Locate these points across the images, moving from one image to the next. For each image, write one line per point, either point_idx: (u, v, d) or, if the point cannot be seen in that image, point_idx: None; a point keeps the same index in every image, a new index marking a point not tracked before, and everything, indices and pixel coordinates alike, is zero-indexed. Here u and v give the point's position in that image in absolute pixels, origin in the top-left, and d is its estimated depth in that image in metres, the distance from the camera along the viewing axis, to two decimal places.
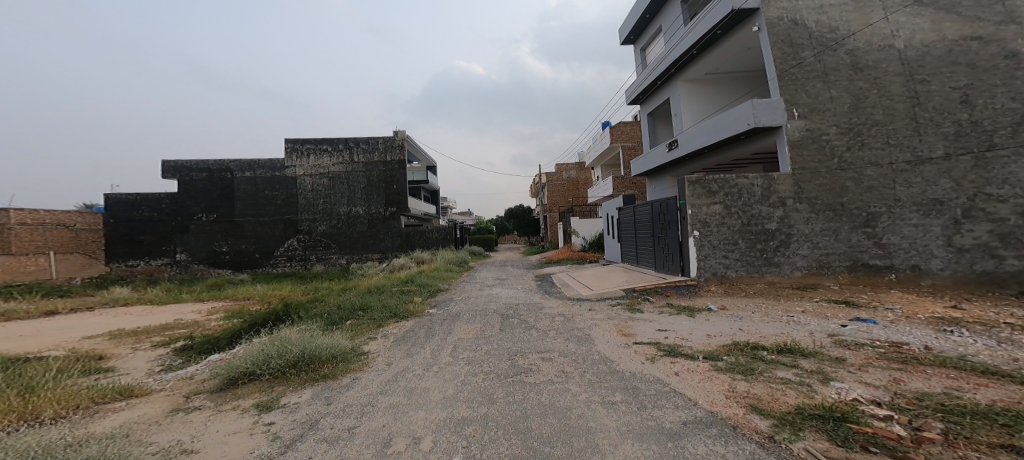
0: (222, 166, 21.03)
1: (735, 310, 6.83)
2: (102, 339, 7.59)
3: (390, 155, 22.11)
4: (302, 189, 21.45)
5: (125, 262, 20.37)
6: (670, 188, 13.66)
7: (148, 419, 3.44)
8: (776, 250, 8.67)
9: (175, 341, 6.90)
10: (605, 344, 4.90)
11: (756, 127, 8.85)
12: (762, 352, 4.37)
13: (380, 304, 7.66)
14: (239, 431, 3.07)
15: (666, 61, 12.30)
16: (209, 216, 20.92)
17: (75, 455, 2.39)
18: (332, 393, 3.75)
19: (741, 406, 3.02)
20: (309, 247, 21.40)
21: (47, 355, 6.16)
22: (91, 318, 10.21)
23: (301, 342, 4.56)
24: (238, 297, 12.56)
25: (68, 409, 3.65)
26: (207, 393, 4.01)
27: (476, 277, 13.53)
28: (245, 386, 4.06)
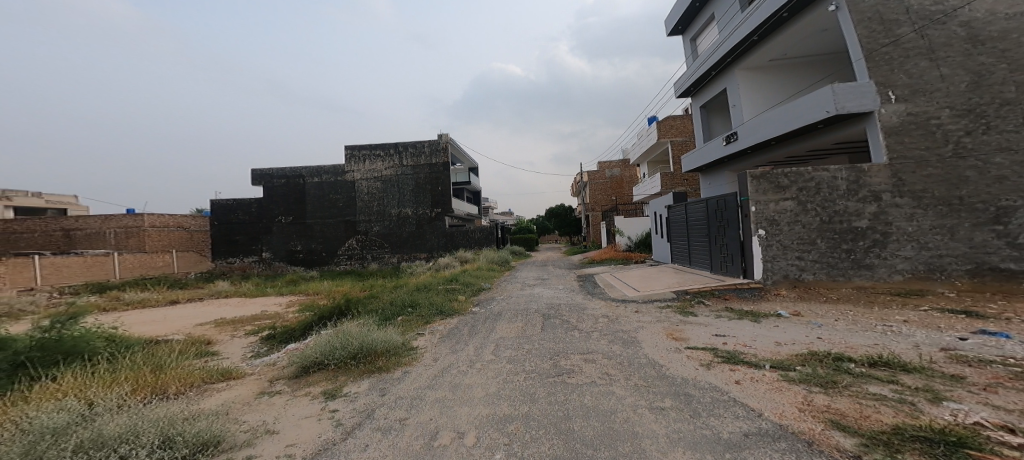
0: (293, 173, 23.05)
1: (811, 316, 6.20)
2: (211, 325, 8.72)
3: (436, 158, 22.95)
4: (359, 192, 22.90)
5: (226, 259, 22.99)
6: (729, 184, 12.78)
7: (241, 400, 3.88)
8: (867, 250, 7.76)
9: (262, 331, 7.71)
10: (654, 348, 4.70)
11: (838, 114, 7.98)
12: (847, 363, 3.94)
13: (428, 301, 7.98)
14: (310, 415, 3.35)
15: (722, 50, 11.50)
16: (286, 218, 23.02)
17: (190, 427, 2.77)
18: (386, 385, 3.96)
19: (819, 421, 2.75)
20: (367, 246, 22.76)
21: (168, 338, 7.18)
22: (196, 308, 11.71)
23: (360, 336, 4.89)
24: (311, 292, 13.70)
25: (185, 386, 4.24)
26: (285, 379, 4.42)
27: (521, 277, 13.56)
28: (316, 374, 4.44)
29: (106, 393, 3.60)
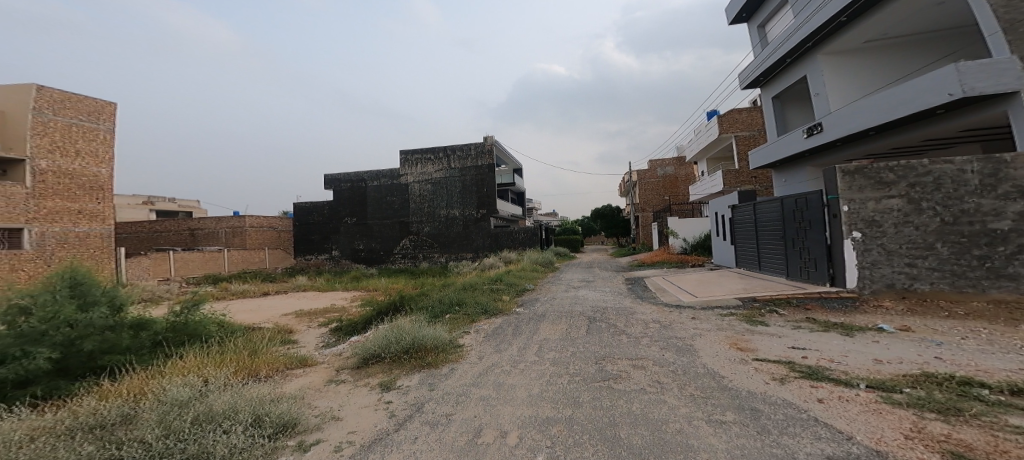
0: (354, 178, 24.84)
1: (927, 333, 5.35)
2: (292, 316, 9.70)
3: (481, 160, 23.11)
4: (412, 194, 23.94)
5: (305, 256, 25.24)
6: (813, 181, 11.51)
7: (313, 386, 4.25)
8: (1009, 258, 6.41)
9: (333, 322, 8.41)
10: (712, 357, 4.38)
11: (965, 96, 6.84)
12: (977, 389, 3.36)
13: (473, 300, 8.14)
14: (367, 405, 3.57)
15: (802, 34, 10.32)
16: (352, 219, 24.81)
17: (275, 408, 3.10)
18: (434, 380, 4.12)
19: (932, 452, 2.38)
20: (418, 246, 23.72)
21: (261, 326, 8.14)
22: (278, 300, 13.05)
23: (411, 331, 5.12)
24: (374, 288, 14.61)
25: (272, 371, 4.74)
26: (349, 369, 4.76)
27: (569, 278, 13.30)
28: (376, 365, 4.72)
29: (216, 371, 4.16)
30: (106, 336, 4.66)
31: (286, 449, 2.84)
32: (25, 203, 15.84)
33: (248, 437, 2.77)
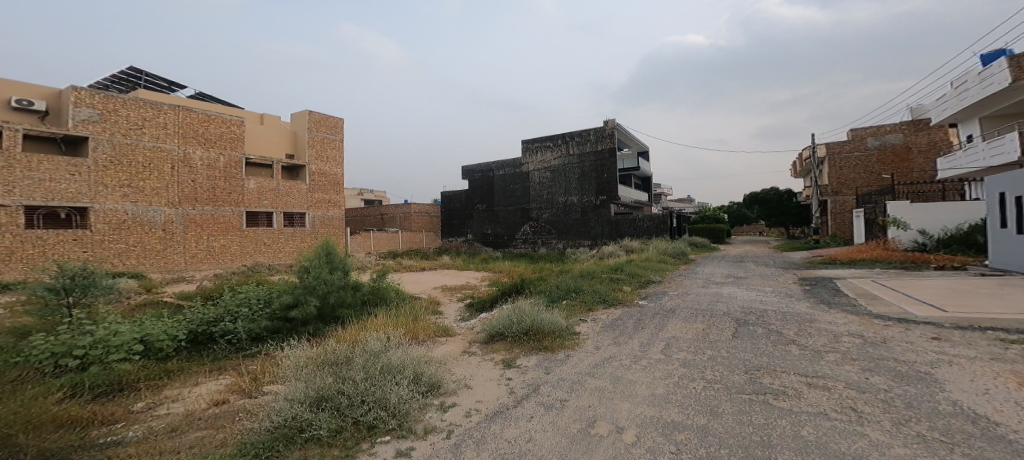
0: (481, 168, 26.74)
1: None
2: (439, 289, 11.14)
3: (601, 144, 21.81)
4: (532, 182, 24.50)
5: (448, 238, 28.39)
6: None
7: (452, 354, 4.76)
8: None
9: (467, 298, 9.32)
10: (975, 395, 3.24)
11: None
12: None
13: (591, 289, 7.96)
14: (491, 379, 3.85)
15: None
16: (482, 206, 26.71)
17: (427, 369, 3.61)
18: (551, 365, 4.20)
19: None
20: (538, 232, 24.14)
21: (418, 296, 9.58)
22: (429, 274, 15.05)
23: (531, 314, 5.32)
24: (500, 269, 15.62)
25: (422, 335, 5.49)
26: (478, 342, 5.20)
27: (706, 272, 12.02)
28: (511, 342, 4.99)
29: (390, 331, 5.01)
30: (341, 294, 6.33)
31: (433, 406, 3.26)
32: (305, 192, 21.23)
33: (410, 391, 3.27)
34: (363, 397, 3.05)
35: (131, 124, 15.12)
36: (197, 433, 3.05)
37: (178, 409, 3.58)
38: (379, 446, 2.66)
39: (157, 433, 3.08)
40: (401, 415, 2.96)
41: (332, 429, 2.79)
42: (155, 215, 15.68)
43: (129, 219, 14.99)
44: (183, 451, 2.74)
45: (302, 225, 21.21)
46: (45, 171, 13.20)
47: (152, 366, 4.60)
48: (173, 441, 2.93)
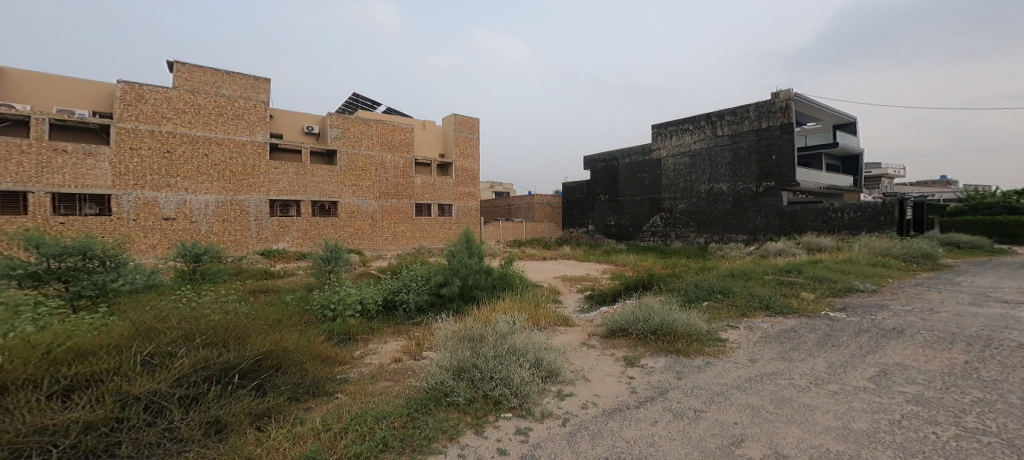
0: (605, 156, 25.73)
1: None
2: (560, 278, 11.25)
3: (766, 121, 18.09)
4: (665, 169, 22.25)
5: (569, 229, 28.51)
6: None
7: (571, 344, 4.77)
8: None
9: (588, 289, 9.21)
10: None
11: None
12: None
13: (745, 291, 6.87)
14: (612, 374, 3.75)
15: None
16: (605, 196, 25.76)
17: (548, 355, 3.69)
18: (684, 369, 3.83)
19: None
20: (671, 224, 21.91)
21: (540, 284, 9.91)
22: (551, 264, 15.29)
23: (661, 312, 4.93)
24: (624, 262, 14.84)
25: (541, 322, 5.62)
26: (599, 335, 5.08)
27: (961, 285, 8.82)
28: (647, 341, 4.67)
29: (516, 314, 5.28)
30: (477, 276, 6.98)
31: (551, 392, 3.36)
32: (452, 186, 23.29)
33: (531, 375, 3.39)
34: (492, 373, 3.31)
35: (356, 138, 19.95)
36: (385, 383, 3.77)
37: (374, 361, 4.49)
38: (502, 421, 2.89)
39: (364, 377, 3.93)
40: (522, 395, 3.13)
41: (468, 397, 3.12)
42: (366, 206, 20.16)
43: (354, 210, 19.78)
44: (376, 395, 3.43)
45: (450, 214, 23.45)
46: (320, 177, 18.83)
47: (362, 322, 5.80)
48: (370, 386, 3.67)
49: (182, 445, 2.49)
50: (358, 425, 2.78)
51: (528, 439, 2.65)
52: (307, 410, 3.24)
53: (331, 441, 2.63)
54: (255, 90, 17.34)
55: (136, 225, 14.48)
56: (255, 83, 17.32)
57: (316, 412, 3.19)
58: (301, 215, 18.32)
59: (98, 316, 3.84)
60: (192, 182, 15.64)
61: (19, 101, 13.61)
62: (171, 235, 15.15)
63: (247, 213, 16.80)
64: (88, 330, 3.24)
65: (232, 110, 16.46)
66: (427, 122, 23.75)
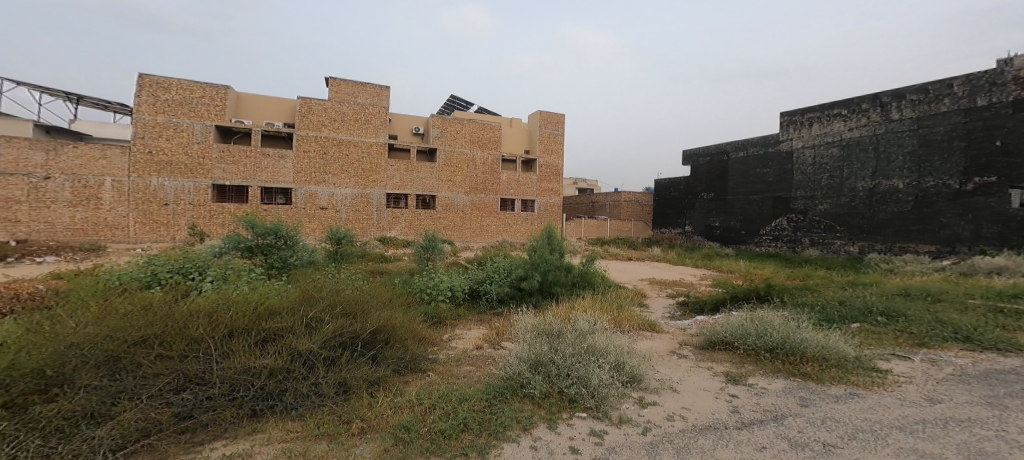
0: (721, 149, 23.02)
1: None
2: (646, 281, 10.70)
3: (985, 97, 13.00)
4: (801, 163, 18.73)
5: (660, 229, 26.71)
6: None
7: (658, 352, 4.55)
8: None
9: (679, 295, 8.59)
10: None
11: None
12: None
13: (922, 316, 5.71)
14: (707, 390, 3.47)
15: None
16: (709, 194, 23.53)
17: (630, 360, 3.53)
18: (810, 397, 3.37)
19: None
20: (804, 228, 18.42)
21: (623, 285, 9.53)
22: (636, 265, 14.57)
23: (783, 329, 4.40)
24: (722, 268, 13.55)
25: (627, 326, 5.38)
26: (693, 346, 4.77)
27: None
28: (766, 360, 4.18)
29: (597, 314, 5.12)
30: (557, 273, 6.91)
31: (631, 399, 3.22)
32: (536, 182, 23.16)
33: (612, 378, 3.27)
34: (569, 370, 3.28)
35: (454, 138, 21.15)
36: (467, 367, 3.98)
37: (459, 345, 4.76)
38: (576, 419, 2.86)
39: (450, 359, 4.20)
40: (599, 397, 3.05)
41: (543, 392, 3.15)
42: (457, 199, 21.18)
43: (448, 204, 21.00)
44: (460, 378, 3.64)
45: (532, 210, 23.38)
46: (423, 173, 20.37)
47: (452, 308, 6.22)
48: (455, 369, 3.91)
49: (321, 399, 3.00)
50: (444, 404, 2.98)
51: (602, 442, 2.59)
52: (404, 383, 3.57)
53: (423, 415, 2.86)
54: (380, 97, 19.27)
55: (306, 212, 17.95)
56: (380, 91, 19.23)
57: (412, 386, 3.50)
58: (411, 207, 20.17)
59: (280, 283, 5.01)
60: (337, 177, 18.51)
61: (247, 118, 17.82)
62: (325, 221, 18.27)
63: (371, 204, 19.21)
64: (276, 292, 4.08)
65: (367, 116, 18.95)
66: (515, 119, 23.94)
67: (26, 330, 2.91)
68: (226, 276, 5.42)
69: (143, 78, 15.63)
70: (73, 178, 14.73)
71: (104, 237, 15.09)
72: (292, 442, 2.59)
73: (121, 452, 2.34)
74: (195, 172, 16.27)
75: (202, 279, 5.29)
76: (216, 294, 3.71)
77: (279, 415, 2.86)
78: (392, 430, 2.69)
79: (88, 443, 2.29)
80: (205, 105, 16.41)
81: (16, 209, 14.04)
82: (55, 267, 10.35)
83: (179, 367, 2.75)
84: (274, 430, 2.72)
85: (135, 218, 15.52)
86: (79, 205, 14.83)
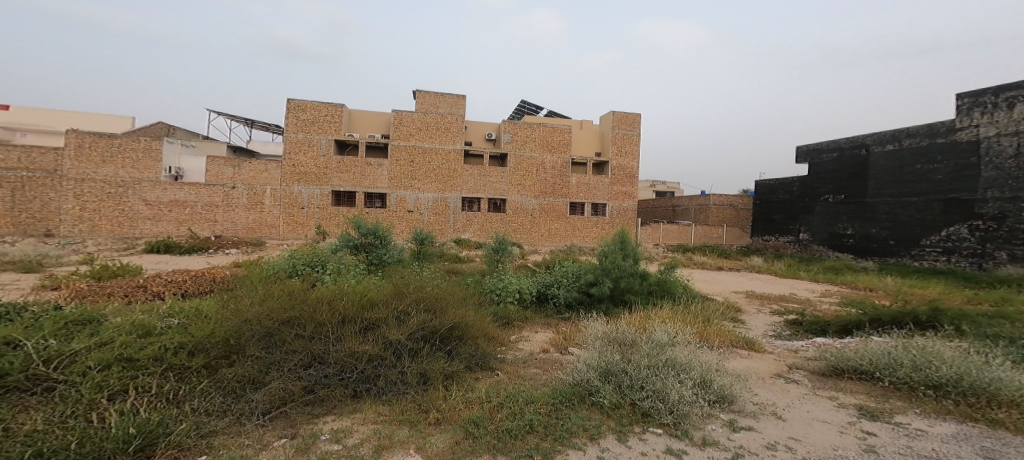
0: (855, 143, 18.90)
1: None
2: (741, 294, 9.69)
3: None
4: (992, 156, 14.26)
5: (762, 237, 23.76)
6: None
7: (759, 373, 4.14)
8: None
9: (789, 313, 7.52)
10: None
11: None
12: None
13: None
14: (825, 422, 3.08)
15: None
16: (835, 197, 19.64)
17: (719, 378, 3.24)
18: (985, 445, 2.79)
19: None
20: (994, 240, 14.01)
21: (713, 297, 8.71)
22: (728, 276, 13.25)
23: (953, 361, 3.65)
24: (856, 284, 11.56)
25: (720, 342, 4.95)
26: (807, 372, 4.25)
27: None
28: (922, 398, 3.50)
29: (678, 326, 4.78)
30: (631, 280, 6.58)
31: (719, 420, 2.96)
32: (607, 185, 22.28)
33: (695, 395, 3.04)
34: (643, 382, 3.12)
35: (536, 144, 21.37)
36: (534, 369, 3.99)
37: (526, 347, 4.79)
38: (651, 435, 2.73)
39: (518, 360, 4.24)
40: (679, 413, 2.87)
41: (613, 402, 3.05)
42: (526, 203, 21.28)
43: (518, 207, 21.19)
44: (528, 379, 3.66)
45: (602, 214, 22.49)
46: (495, 177, 20.84)
47: (520, 310, 6.28)
48: (522, 370, 3.94)
49: (405, 387, 3.26)
50: (511, 404, 3.03)
51: None
52: (476, 379, 3.69)
53: (491, 412, 2.93)
54: (457, 106, 20.27)
55: (395, 215, 19.52)
56: (456, 100, 20.24)
57: (482, 383, 3.60)
58: (487, 210, 20.96)
59: (373, 278, 5.50)
60: (418, 182, 19.78)
61: (357, 131, 20.05)
62: (410, 223, 19.67)
63: (448, 207, 20.19)
64: (373, 286, 4.51)
65: (454, 127, 20.07)
66: (585, 122, 23.40)
67: (219, 309, 3.77)
68: (339, 270, 6.18)
69: (291, 100, 18.42)
70: (248, 187, 18.00)
71: (264, 234, 18.12)
72: (380, 425, 2.84)
73: (267, 415, 2.83)
74: (321, 180, 18.69)
75: (322, 271, 6.12)
76: (332, 285, 4.24)
77: (373, 399, 3.16)
78: (463, 423, 2.81)
79: (247, 406, 2.84)
80: (329, 122, 18.74)
81: (192, 210, 17.39)
82: (231, 258, 12.57)
83: (306, 348, 3.20)
84: (368, 411, 3.00)
85: (284, 219, 18.32)
86: (250, 209, 18.00)
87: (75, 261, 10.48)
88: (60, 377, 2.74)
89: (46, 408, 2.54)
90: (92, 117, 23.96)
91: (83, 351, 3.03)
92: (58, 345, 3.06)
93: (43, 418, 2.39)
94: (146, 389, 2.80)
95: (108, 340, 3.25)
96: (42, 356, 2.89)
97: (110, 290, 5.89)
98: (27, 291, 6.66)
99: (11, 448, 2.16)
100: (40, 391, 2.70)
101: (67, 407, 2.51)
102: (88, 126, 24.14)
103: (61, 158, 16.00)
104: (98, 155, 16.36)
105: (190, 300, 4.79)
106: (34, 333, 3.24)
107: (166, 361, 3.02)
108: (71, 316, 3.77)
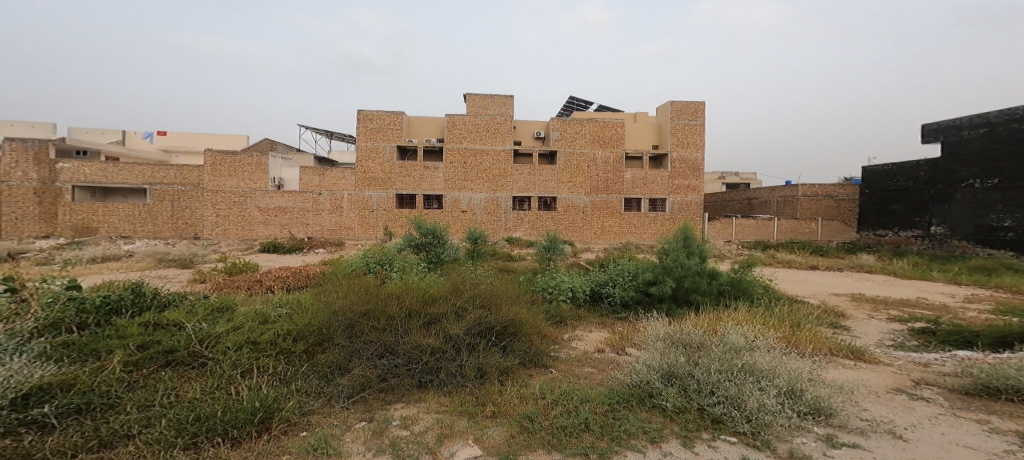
0: (1013, 115, 15.57)
1: None
2: (843, 297, 8.52)
3: None
4: None
5: (875, 230, 20.60)
6: None
7: (870, 386, 3.62)
8: None
9: (914, 321, 6.40)
10: None
11: None
12: None
13: None
14: (965, 447, 2.61)
15: None
16: (983, 182, 16.26)
17: (814, 387, 2.90)
18: None
19: None
20: None
21: (803, 299, 7.74)
22: (823, 276, 11.73)
23: None
24: (1017, 289, 9.43)
25: (817, 351, 4.41)
26: (938, 389, 3.61)
27: None
28: None
29: (758, 330, 4.36)
30: (697, 280, 6.12)
31: (812, 434, 2.65)
32: (667, 179, 20.98)
33: (780, 404, 2.75)
34: (713, 388, 2.91)
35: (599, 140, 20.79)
36: (588, 368, 3.90)
37: (580, 346, 4.70)
38: (721, 443, 2.56)
39: (572, 358, 4.17)
40: (758, 423, 2.63)
41: (677, 406, 2.88)
42: (579, 201, 20.84)
43: (570, 205, 20.83)
44: (584, 379, 3.58)
45: (663, 209, 21.26)
46: (546, 175, 20.73)
47: (573, 309, 6.18)
48: (576, 369, 3.89)
49: (463, 379, 3.38)
50: (566, 402, 2.99)
51: None
52: (532, 376, 3.72)
53: (546, 409, 2.92)
54: (506, 106, 20.51)
55: (452, 215, 20.30)
56: (506, 100, 20.45)
57: (537, 380, 3.61)
58: (541, 209, 21.03)
59: (434, 275, 5.75)
60: (473, 183, 20.35)
61: (413, 136, 21.15)
62: (465, 222, 20.34)
63: (499, 207, 20.52)
64: (435, 282, 4.73)
65: (505, 128, 20.31)
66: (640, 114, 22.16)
67: (317, 300, 4.26)
68: (405, 268, 6.59)
69: (360, 113, 19.94)
70: (332, 193, 19.93)
71: (345, 235, 19.95)
72: (442, 414, 2.99)
73: (352, 398, 3.13)
74: (386, 184, 20.06)
75: (390, 269, 6.58)
76: (403, 281, 4.54)
77: (436, 389, 3.32)
78: (518, 417, 2.84)
79: (336, 389, 3.17)
80: (392, 130, 20.03)
81: (290, 215, 19.68)
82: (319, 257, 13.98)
83: (380, 339, 3.47)
84: (432, 400, 3.17)
85: (359, 221, 19.99)
86: (333, 212, 19.92)
87: (214, 258, 12.42)
88: (209, 355, 3.33)
89: (201, 378, 3.08)
90: (218, 137, 28.24)
91: (223, 334, 3.63)
92: (207, 328, 3.72)
93: (199, 387, 2.91)
94: (267, 368, 3.26)
95: (240, 324, 3.85)
96: (198, 337, 3.56)
97: (239, 282, 6.94)
98: (183, 284, 8.06)
99: (179, 409, 2.64)
100: (197, 365, 3.30)
101: (213, 380, 3.02)
102: (214, 145, 28.50)
103: (202, 173, 19.01)
104: (226, 170, 19.19)
105: (289, 294, 5.46)
106: (193, 318, 4.02)
107: (279, 346, 3.50)
108: (215, 304, 4.54)
